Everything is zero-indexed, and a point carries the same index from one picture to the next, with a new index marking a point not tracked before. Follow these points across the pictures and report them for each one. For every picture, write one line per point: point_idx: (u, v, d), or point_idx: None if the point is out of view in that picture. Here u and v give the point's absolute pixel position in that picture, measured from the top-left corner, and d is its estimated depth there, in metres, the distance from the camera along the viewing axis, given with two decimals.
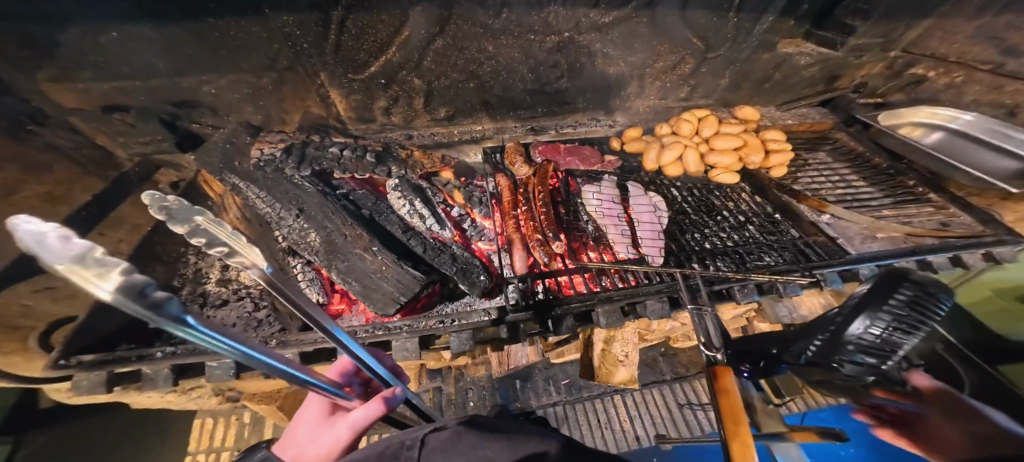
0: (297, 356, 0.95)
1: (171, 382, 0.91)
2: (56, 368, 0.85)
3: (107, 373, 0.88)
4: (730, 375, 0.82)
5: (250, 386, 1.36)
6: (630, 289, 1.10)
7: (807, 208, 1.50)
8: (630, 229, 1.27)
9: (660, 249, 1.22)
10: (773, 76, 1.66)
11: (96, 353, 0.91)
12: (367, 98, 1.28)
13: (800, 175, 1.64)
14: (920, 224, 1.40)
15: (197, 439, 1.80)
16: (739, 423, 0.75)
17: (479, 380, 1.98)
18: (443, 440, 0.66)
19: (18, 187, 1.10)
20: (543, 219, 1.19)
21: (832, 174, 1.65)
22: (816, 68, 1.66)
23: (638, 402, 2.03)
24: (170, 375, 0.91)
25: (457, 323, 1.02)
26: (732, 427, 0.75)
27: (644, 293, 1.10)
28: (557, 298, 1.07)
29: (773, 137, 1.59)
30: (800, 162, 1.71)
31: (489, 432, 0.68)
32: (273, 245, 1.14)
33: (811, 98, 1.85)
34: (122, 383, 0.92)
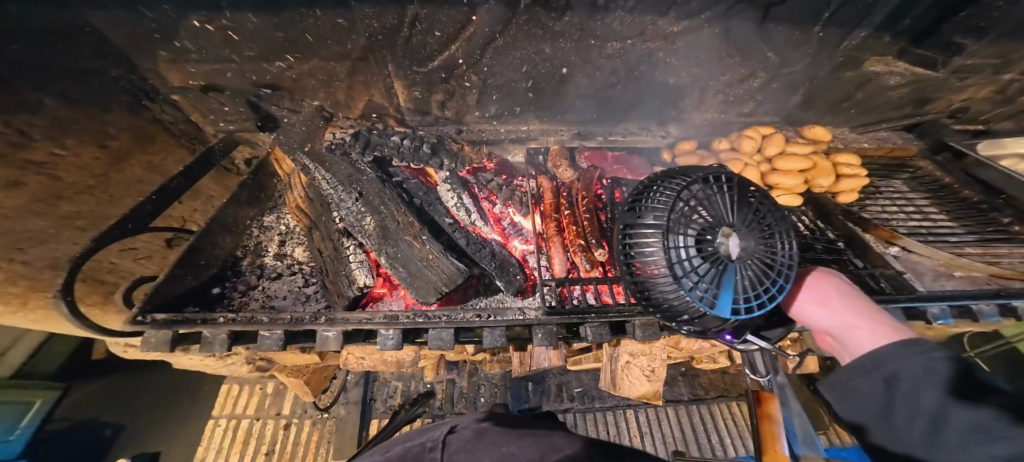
0: (340, 335, 1.02)
1: (226, 347, 1.01)
2: (134, 324, 0.94)
3: (173, 332, 0.98)
4: (775, 402, 0.83)
5: (283, 357, 1.46)
6: None
7: (874, 238, 1.37)
8: None
9: None
10: (853, 94, 1.52)
11: (166, 314, 1.00)
12: (426, 91, 1.34)
13: (871, 204, 1.50)
14: (1013, 265, 1.24)
15: (221, 405, 1.97)
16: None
17: (493, 377, 2.00)
18: (463, 441, 0.69)
19: (127, 155, 1.26)
20: (586, 225, 1.19)
21: (907, 204, 1.49)
22: (907, 90, 1.50)
23: (653, 422, 1.94)
24: (228, 338, 1.01)
25: (493, 319, 1.03)
26: (769, 448, 0.83)
27: None
28: (595, 306, 1.05)
29: (846, 161, 1.47)
30: (871, 188, 1.56)
31: (513, 436, 0.70)
32: (330, 225, 1.22)
33: (894, 121, 1.67)
34: (184, 344, 1.03)
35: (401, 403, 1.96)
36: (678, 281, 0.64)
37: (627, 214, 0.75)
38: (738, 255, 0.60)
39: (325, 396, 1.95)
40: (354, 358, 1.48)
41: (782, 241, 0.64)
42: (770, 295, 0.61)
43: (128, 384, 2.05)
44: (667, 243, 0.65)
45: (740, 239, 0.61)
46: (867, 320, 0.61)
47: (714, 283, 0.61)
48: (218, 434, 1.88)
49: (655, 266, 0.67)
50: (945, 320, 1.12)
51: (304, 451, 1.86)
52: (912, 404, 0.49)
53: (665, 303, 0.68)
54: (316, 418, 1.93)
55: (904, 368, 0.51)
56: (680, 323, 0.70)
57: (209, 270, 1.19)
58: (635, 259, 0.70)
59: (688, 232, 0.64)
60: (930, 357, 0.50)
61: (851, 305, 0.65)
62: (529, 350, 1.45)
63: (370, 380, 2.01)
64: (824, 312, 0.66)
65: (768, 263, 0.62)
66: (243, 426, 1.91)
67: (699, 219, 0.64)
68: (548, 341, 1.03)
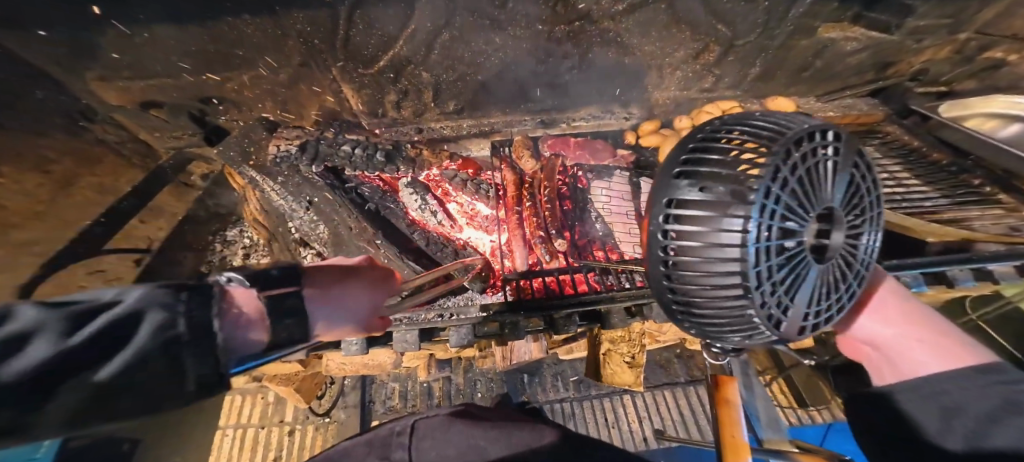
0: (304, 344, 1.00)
1: None
2: None
3: None
4: (734, 385, 0.74)
5: (267, 369, 1.43)
6: (630, 290, 1.04)
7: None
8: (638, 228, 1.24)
9: None
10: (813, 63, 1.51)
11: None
12: (377, 92, 1.30)
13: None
14: (984, 228, 1.23)
15: (226, 415, 1.96)
16: (735, 435, 0.71)
17: (488, 372, 2.00)
18: (431, 425, 0.73)
19: (71, 178, 1.22)
20: (546, 215, 1.18)
21: (879, 171, 1.48)
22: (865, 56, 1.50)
23: (650, 403, 1.95)
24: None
25: (456, 318, 1.02)
26: (728, 439, 0.71)
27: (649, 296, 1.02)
28: (564, 296, 1.04)
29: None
30: None
31: (483, 424, 0.72)
32: (286, 235, 1.17)
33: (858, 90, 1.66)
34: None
35: (399, 404, 1.95)
36: (750, 292, 0.49)
37: (681, 191, 0.55)
38: (828, 254, 0.49)
39: (323, 402, 1.95)
40: (335, 364, 1.42)
41: (866, 234, 0.55)
42: (840, 303, 0.55)
43: None
44: (751, 237, 0.47)
45: (834, 231, 0.49)
46: (927, 334, 0.59)
47: (791, 288, 0.50)
48: (226, 443, 1.89)
49: (722, 269, 0.51)
50: (919, 286, 1.07)
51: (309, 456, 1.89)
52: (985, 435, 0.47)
53: (710, 311, 0.57)
54: (318, 422, 1.92)
55: (977, 397, 0.50)
56: (723, 337, 0.59)
57: None
58: (689, 254, 0.54)
59: (780, 219, 0.47)
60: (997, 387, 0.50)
61: (913, 321, 0.61)
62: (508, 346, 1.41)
63: (367, 383, 2.01)
64: (883, 326, 0.61)
65: (848, 262, 0.53)
66: (247, 436, 1.92)
67: (794, 199, 0.48)
68: (516, 336, 1.02)
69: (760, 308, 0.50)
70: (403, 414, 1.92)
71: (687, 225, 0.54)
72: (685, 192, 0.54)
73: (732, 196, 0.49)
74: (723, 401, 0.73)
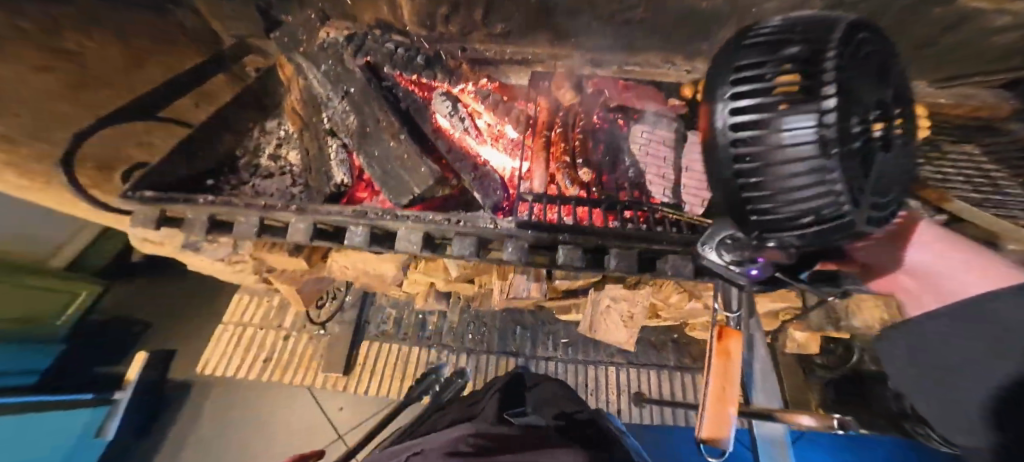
0: (311, 228, 1.06)
1: (204, 231, 1.10)
2: (124, 196, 1.05)
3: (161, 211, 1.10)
4: (737, 340, 0.71)
5: (278, 262, 1.49)
6: (654, 230, 0.94)
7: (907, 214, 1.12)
8: (673, 174, 1.14)
9: (700, 200, 1.05)
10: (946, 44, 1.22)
11: (156, 193, 1.10)
12: (431, 2, 1.27)
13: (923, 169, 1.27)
14: None
15: (231, 312, 2.24)
16: (728, 389, 0.69)
17: (483, 317, 2.09)
18: None
19: (146, 50, 1.34)
20: (573, 142, 1.12)
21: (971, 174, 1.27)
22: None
23: (631, 381, 2.02)
24: (206, 224, 1.09)
25: (462, 226, 0.98)
26: (717, 392, 0.70)
27: (669, 240, 0.92)
28: (579, 230, 0.95)
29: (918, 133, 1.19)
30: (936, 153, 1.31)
31: None
32: (318, 125, 1.24)
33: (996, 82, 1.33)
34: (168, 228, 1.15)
35: (392, 330, 2.09)
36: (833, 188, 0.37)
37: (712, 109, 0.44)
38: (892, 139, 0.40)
39: (321, 312, 2.09)
40: (338, 267, 1.44)
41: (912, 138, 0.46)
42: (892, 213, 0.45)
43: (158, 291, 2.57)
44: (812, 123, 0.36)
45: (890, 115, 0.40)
46: (972, 261, 0.56)
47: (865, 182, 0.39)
48: (227, 336, 2.20)
49: (789, 169, 0.39)
50: None
51: (299, 362, 2.14)
52: None
53: (771, 224, 0.44)
54: (314, 333, 2.14)
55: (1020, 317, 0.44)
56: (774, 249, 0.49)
57: (206, 163, 1.29)
58: (753, 160, 0.41)
59: (856, 96, 0.36)
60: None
61: (958, 250, 0.58)
62: (506, 278, 1.34)
63: (367, 302, 2.11)
64: (920, 255, 0.60)
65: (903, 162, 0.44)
66: (262, 331, 2.19)
67: (864, 75, 0.37)
68: (517, 255, 0.97)
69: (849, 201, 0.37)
70: (393, 340, 2.07)
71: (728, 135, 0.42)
72: (717, 107, 0.43)
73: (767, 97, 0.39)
74: (720, 356, 0.70)
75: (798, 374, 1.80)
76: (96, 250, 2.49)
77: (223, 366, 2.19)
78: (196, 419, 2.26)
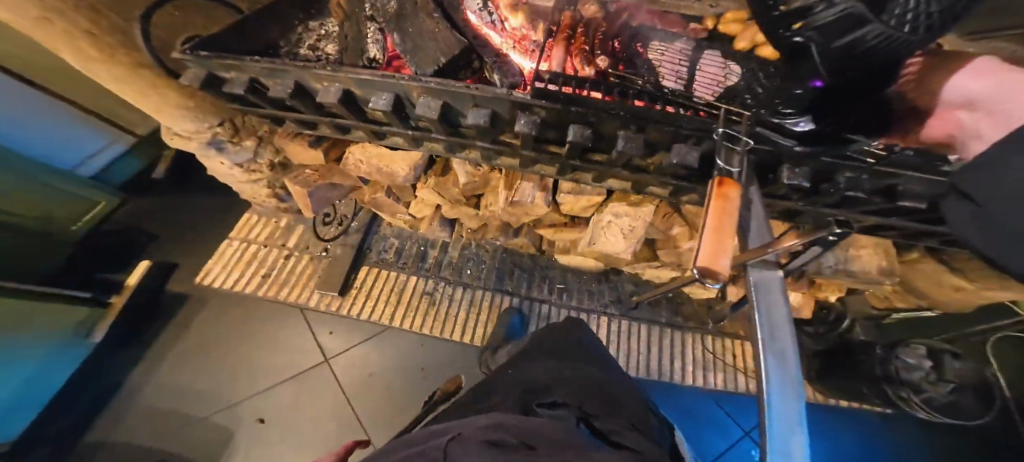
0: (341, 93, 1.09)
1: (243, 90, 1.17)
2: (179, 53, 1.14)
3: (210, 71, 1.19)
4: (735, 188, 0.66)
5: (301, 156, 1.55)
6: (668, 111, 0.90)
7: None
8: (686, 72, 1.01)
9: (710, 92, 0.94)
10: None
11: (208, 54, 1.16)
12: None
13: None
14: None
15: (237, 230, 2.17)
16: (723, 221, 0.61)
17: (484, 254, 2.12)
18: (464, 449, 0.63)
19: None
20: (595, 40, 1.11)
21: None
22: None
23: (620, 332, 2.03)
24: (248, 84, 1.17)
25: (481, 92, 0.98)
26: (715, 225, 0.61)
27: (681, 118, 0.88)
28: (588, 100, 0.93)
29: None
30: None
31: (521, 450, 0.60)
32: (358, 12, 1.25)
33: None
34: (210, 90, 1.20)
35: (393, 257, 2.07)
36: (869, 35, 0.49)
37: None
38: None
39: (329, 230, 2.09)
40: (355, 161, 1.49)
41: None
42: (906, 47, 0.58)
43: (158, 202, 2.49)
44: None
45: None
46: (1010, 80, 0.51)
47: None
48: (228, 251, 2.09)
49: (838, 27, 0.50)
50: None
51: (296, 281, 2.00)
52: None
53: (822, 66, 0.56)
54: (314, 255, 2.06)
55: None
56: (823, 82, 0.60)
57: (250, 43, 1.34)
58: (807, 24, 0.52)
59: None
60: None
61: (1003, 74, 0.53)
62: (515, 186, 1.38)
63: (372, 229, 2.12)
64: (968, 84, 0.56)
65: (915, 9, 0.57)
66: (263, 248, 2.10)
67: None
68: (527, 127, 1.00)
69: (906, 22, 0.41)
70: (392, 267, 2.04)
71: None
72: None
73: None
74: (719, 194, 0.65)
75: None
76: (120, 164, 2.42)
77: (210, 278, 2.03)
78: (179, 337, 1.96)
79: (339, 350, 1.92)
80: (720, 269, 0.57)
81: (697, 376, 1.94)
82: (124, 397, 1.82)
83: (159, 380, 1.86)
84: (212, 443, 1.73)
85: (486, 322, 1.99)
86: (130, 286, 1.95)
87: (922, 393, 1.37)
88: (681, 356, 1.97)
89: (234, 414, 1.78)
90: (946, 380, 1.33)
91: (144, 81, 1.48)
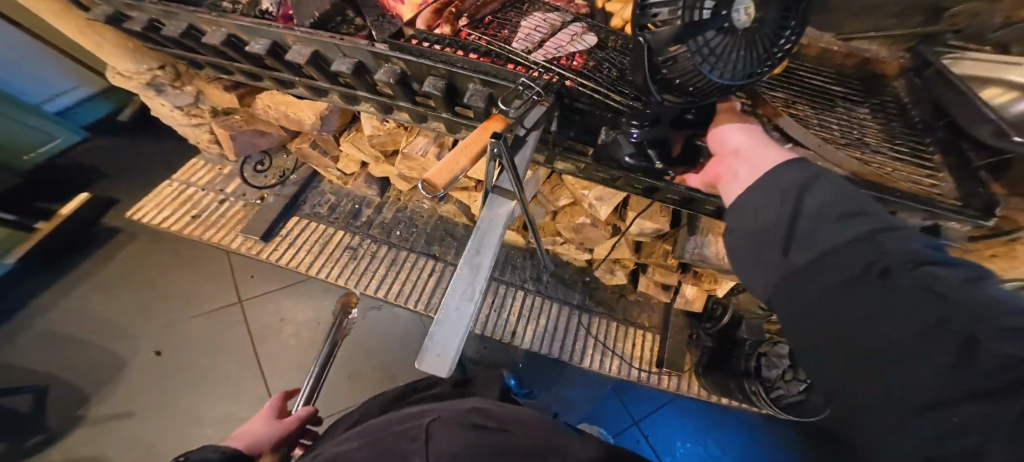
0: (227, 38, 1.19)
1: (141, 28, 1.26)
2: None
3: (114, 11, 1.27)
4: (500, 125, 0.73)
5: (217, 98, 1.64)
6: (497, 65, 0.98)
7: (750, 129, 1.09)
8: (539, 35, 1.11)
9: (548, 55, 1.04)
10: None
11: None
12: None
13: (833, 107, 1.20)
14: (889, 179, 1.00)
15: (184, 173, 2.25)
16: (474, 146, 0.66)
17: (416, 219, 2.14)
18: (448, 434, 0.64)
19: None
20: (471, 5, 1.15)
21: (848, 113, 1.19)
22: (916, 44, 1.20)
23: (530, 307, 2.02)
24: (145, 24, 1.25)
25: (341, 44, 1.07)
26: (466, 147, 0.66)
27: (506, 74, 0.96)
28: (433, 55, 1.02)
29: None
30: (831, 91, 1.25)
31: (495, 432, 0.66)
32: None
33: (904, 39, 1.21)
34: (115, 27, 1.29)
35: (325, 213, 2.14)
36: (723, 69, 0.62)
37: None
38: None
39: (265, 179, 2.15)
40: (264, 105, 1.58)
41: None
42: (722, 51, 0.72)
43: (103, 140, 2.47)
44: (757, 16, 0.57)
45: None
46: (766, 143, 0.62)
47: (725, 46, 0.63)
48: (167, 191, 2.17)
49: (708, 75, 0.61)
50: None
51: (225, 223, 2.07)
52: (837, 226, 0.46)
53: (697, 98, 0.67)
54: (248, 201, 2.13)
55: (827, 199, 0.49)
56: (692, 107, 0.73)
57: None
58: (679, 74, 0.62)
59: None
60: (830, 188, 0.51)
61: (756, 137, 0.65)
62: (409, 139, 1.46)
63: (310, 186, 2.19)
64: (743, 135, 0.65)
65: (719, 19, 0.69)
66: (198, 192, 2.17)
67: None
68: (386, 79, 1.07)
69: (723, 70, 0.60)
70: (323, 221, 2.11)
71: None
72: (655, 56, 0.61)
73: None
74: (485, 127, 0.70)
75: (682, 330, 1.90)
76: (93, 105, 2.45)
77: (140, 215, 2.08)
78: (104, 265, 2.07)
79: (252, 293, 2.04)
80: (444, 183, 0.60)
81: (594, 360, 1.93)
82: (38, 314, 1.95)
83: (77, 305, 1.98)
84: (110, 369, 1.85)
85: (401, 279, 2.01)
86: (62, 215, 2.08)
87: (775, 390, 1.63)
88: (588, 335, 1.96)
89: (137, 344, 1.90)
90: (796, 380, 1.64)
91: (83, 19, 1.56)
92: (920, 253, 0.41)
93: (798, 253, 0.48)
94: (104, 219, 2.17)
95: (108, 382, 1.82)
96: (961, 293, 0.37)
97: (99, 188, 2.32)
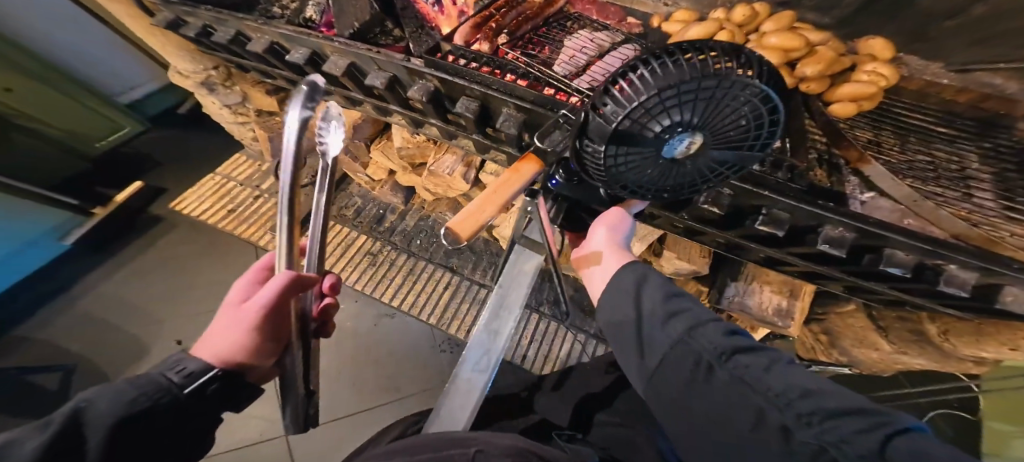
0: (270, 46, 1.20)
1: (194, 33, 1.30)
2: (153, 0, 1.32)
3: (171, 16, 1.32)
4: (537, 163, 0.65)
5: (258, 100, 1.68)
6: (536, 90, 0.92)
7: (824, 171, 0.98)
8: (584, 61, 1.04)
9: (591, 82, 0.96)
10: (971, 17, 1.00)
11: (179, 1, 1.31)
12: None
13: (926, 150, 1.04)
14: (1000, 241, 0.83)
15: (226, 167, 2.35)
16: (503, 192, 0.60)
17: (438, 229, 2.10)
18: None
19: None
20: (513, 24, 1.10)
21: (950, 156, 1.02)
22: None
23: (546, 333, 1.90)
24: (199, 29, 1.30)
25: (378, 57, 1.05)
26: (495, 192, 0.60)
27: (546, 99, 0.89)
28: (470, 74, 0.97)
29: (872, 69, 1.04)
30: (925, 131, 1.09)
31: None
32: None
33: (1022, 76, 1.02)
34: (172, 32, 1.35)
35: (350, 216, 2.15)
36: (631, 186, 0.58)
37: (738, 70, 0.49)
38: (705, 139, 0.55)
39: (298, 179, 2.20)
40: None
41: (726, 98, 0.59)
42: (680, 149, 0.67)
43: (161, 132, 2.65)
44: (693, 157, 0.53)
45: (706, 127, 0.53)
46: (616, 241, 0.71)
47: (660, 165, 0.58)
48: (209, 184, 2.27)
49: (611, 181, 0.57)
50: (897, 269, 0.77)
51: (258, 219, 2.13)
52: (666, 332, 0.54)
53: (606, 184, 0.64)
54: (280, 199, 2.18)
55: (654, 298, 0.59)
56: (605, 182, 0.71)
57: None
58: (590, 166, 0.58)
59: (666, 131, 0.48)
60: (659, 287, 0.61)
61: (614, 237, 0.72)
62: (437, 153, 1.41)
63: (340, 188, 2.21)
64: (603, 235, 0.71)
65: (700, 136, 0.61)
66: (236, 186, 2.25)
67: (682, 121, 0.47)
68: (419, 95, 1.02)
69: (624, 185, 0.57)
70: (348, 224, 2.12)
71: (721, 90, 0.46)
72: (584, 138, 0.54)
73: (731, 142, 0.53)
74: (518, 166, 0.64)
75: None
76: (158, 97, 2.64)
77: (182, 205, 2.19)
78: (146, 250, 2.19)
79: None
80: (467, 234, 0.55)
81: None
82: (83, 292, 2.08)
83: (116, 286, 2.09)
84: (134, 352, 1.92)
85: (416, 290, 1.97)
86: (115, 201, 2.21)
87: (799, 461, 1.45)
88: None
89: (162, 331, 1.97)
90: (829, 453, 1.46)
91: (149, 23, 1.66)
92: (728, 344, 0.50)
93: (650, 356, 0.55)
94: (151, 206, 2.30)
95: (131, 365, 1.89)
96: (764, 384, 0.44)
97: (150, 177, 2.46)
